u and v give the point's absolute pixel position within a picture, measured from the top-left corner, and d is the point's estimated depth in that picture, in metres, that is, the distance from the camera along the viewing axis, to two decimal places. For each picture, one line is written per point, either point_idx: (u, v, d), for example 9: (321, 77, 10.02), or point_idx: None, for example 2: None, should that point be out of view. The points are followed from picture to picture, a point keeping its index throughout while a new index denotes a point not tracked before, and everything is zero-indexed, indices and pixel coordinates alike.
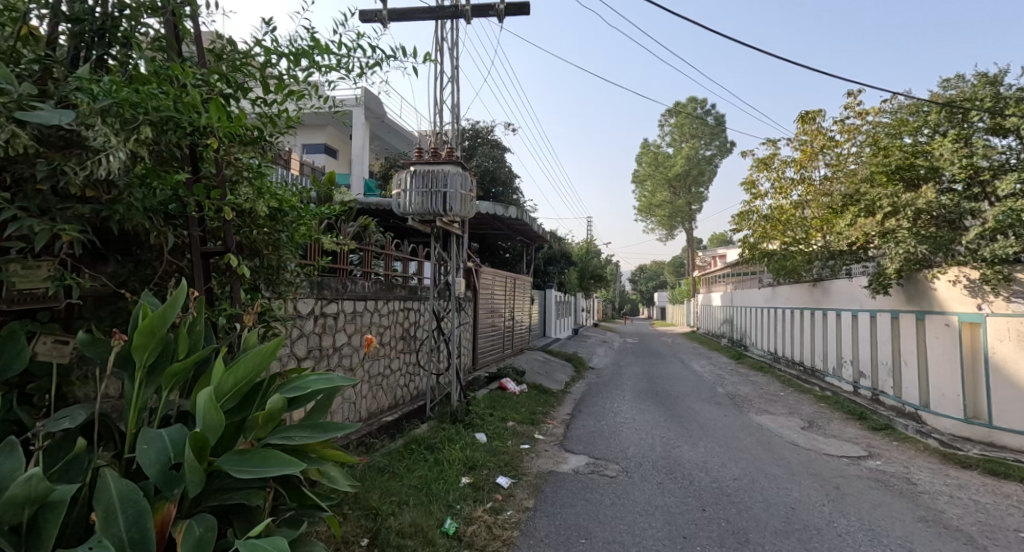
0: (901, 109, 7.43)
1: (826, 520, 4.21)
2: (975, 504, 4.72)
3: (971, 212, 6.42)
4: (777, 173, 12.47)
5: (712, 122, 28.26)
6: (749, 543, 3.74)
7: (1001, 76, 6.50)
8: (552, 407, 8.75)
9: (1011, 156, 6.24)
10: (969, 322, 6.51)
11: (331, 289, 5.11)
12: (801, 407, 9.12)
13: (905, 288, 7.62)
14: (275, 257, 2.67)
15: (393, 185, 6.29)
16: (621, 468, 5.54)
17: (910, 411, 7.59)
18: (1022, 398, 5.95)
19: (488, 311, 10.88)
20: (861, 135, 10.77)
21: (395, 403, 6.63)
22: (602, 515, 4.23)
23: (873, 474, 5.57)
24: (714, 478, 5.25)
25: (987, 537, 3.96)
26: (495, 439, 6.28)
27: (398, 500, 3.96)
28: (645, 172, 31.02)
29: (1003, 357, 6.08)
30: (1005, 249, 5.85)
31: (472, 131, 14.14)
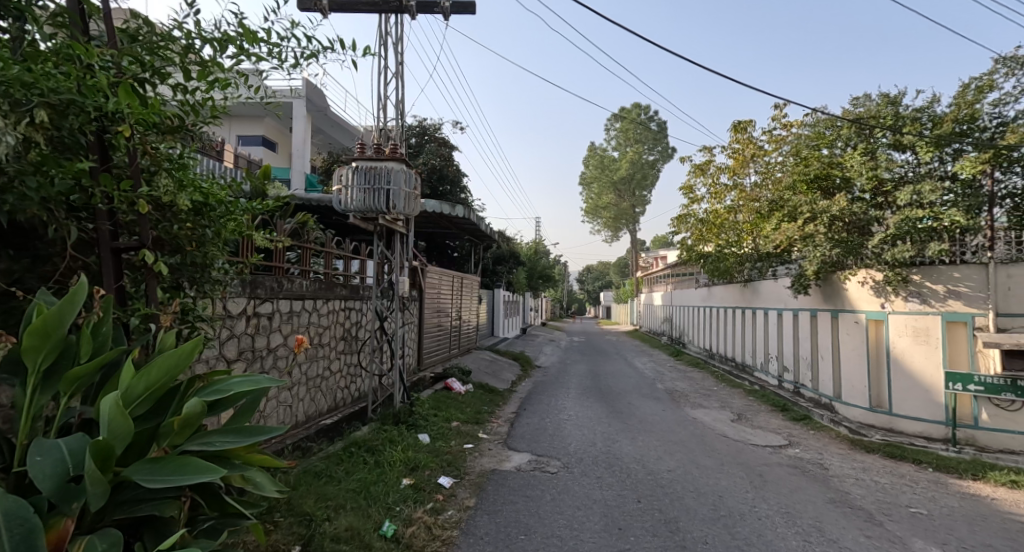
0: (818, 123, 8.03)
1: (749, 505, 4.50)
2: (876, 484, 5.21)
3: (877, 219, 7.04)
4: (712, 179, 13.13)
5: (655, 128, 29.22)
6: (679, 531, 3.93)
7: (901, 96, 7.17)
8: (497, 406, 8.79)
9: (909, 170, 6.91)
10: (874, 319, 7.15)
11: (265, 287, 4.88)
12: (731, 401, 9.66)
13: (822, 288, 8.26)
14: (200, 254, 2.51)
15: (334, 181, 6.10)
16: (562, 464, 5.66)
17: (826, 402, 8.24)
18: (917, 388, 6.63)
19: (434, 311, 10.78)
20: (787, 145, 11.55)
21: (335, 405, 6.43)
22: (542, 511, 4.31)
23: (792, 461, 5.99)
24: (650, 470, 5.47)
25: (884, 514, 4.38)
26: (439, 439, 6.23)
27: (335, 505, 3.84)
28: (592, 174, 31.75)
29: (901, 351, 6.75)
30: (904, 253, 6.47)
31: (419, 128, 13.94)
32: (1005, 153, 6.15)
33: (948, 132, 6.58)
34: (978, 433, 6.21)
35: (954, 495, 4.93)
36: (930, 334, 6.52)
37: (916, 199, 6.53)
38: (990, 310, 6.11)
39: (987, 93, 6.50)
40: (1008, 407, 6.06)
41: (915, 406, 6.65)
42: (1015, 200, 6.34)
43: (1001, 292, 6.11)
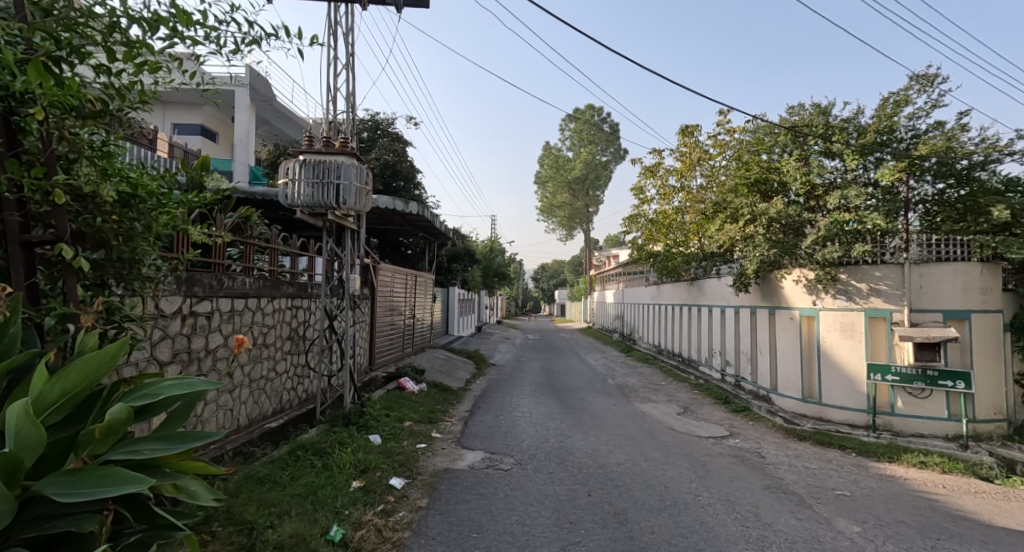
0: (758, 129, 8.46)
1: (692, 494, 4.70)
2: (807, 469, 5.57)
3: (810, 221, 7.51)
4: (661, 180, 13.57)
5: (608, 130, 29.82)
6: (627, 522, 4.05)
7: (831, 107, 7.68)
8: (451, 404, 8.73)
9: (837, 176, 7.42)
10: (807, 315, 7.64)
11: (203, 285, 4.61)
12: (678, 394, 10.05)
13: (761, 286, 8.73)
14: (128, 250, 2.29)
15: (280, 174, 5.85)
16: (515, 461, 5.70)
17: (764, 394, 8.72)
18: (844, 379, 7.14)
19: (387, 309, 10.56)
20: (730, 150, 12.11)
21: (281, 408, 6.18)
22: (495, 508, 4.32)
23: (733, 451, 6.30)
24: (600, 464, 5.60)
25: (813, 497, 4.69)
26: (391, 440, 6.12)
27: (279, 511, 3.69)
28: (547, 173, 32.08)
29: (830, 345, 7.25)
30: (833, 254, 6.94)
31: (371, 122, 13.60)
32: (919, 162, 6.71)
33: (871, 142, 7.11)
34: (894, 419, 6.76)
35: (874, 477, 5.35)
36: (855, 329, 7.03)
37: (844, 204, 7.02)
38: (905, 306, 6.68)
39: (904, 107, 7.08)
40: (919, 395, 6.64)
41: (842, 396, 7.16)
42: (927, 205, 6.95)
43: (914, 290, 6.69)
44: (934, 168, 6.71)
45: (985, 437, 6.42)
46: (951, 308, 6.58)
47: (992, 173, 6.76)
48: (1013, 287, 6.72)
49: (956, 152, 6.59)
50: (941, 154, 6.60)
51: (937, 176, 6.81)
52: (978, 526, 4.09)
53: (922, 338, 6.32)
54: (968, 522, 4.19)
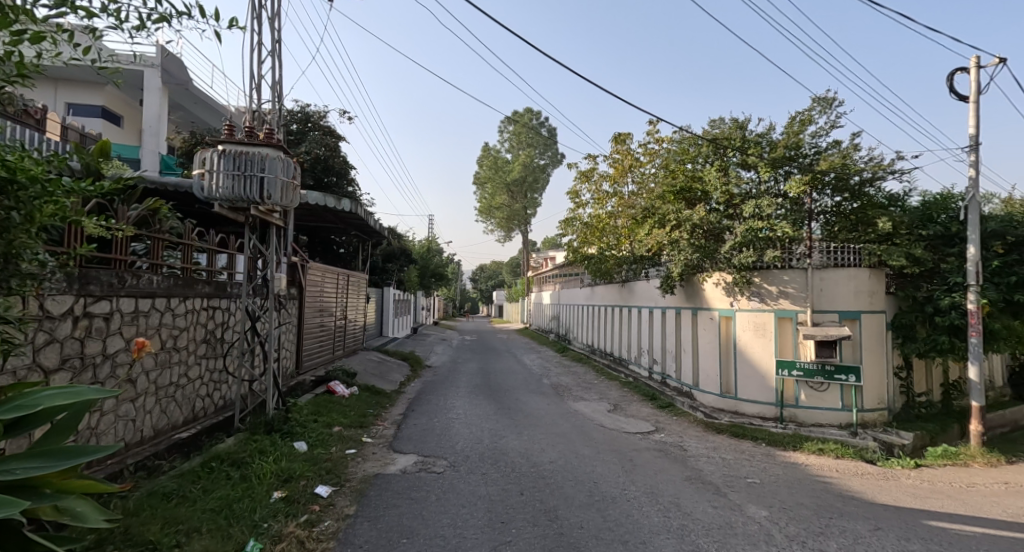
0: (683, 140, 8.95)
1: (620, 488, 4.87)
2: (723, 460, 5.96)
3: (729, 228, 8.04)
4: (596, 185, 14.00)
5: (546, 133, 30.30)
6: (557, 519, 4.11)
7: (747, 122, 8.28)
8: (383, 407, 8.50)
9: (752, 187, 8.00)
10: (725, 316, 8.18)
11: (100, 283, 4.16)
12: (609, 392, 10.41)
13: (685, 288, 9.23)
14: (4, 243, 2.02)
15: (195, 164, 5.39)
16: (448, 463, 5.63)
17: (686, 390, 9.24)
18: (756, 374, 7.71)
19: (316, 310, 10.08)
20: (658, 159, 12.72)
21: (194, 417, 5.70)
22: (426, 512, 4.24)
23: (658, 446, 6.60)
24: (533, 463, 5.67)
25: (728, 486, 5.02)
26: (318, 446, 5.84)
27: (187, 528, 3.40)
28: (486, 174, 32.15)
29: (744, 344, 7.80)
30: (748, 259, 7.47)
31: (301, 113, 12.96)
32: (820, 177, 7.41)
33: (781, 156, 7.76)
34: (798, 411, 7.40)
35: (780, 464, 5.82)
36: (767, 328, 7.62)
37: (758, 212, 7.58)
38: (808, 307, 7.33)
39: (809, 126, 7.78)
40: (819, 388, 7.31)
41: (755, 390, 7.73)
42: (827, 216, 7.68)
43: (816, 293, 7.35)
44: (833, 183, 7.44)
45: (873, 425, 7.18)
46: (846, 309, 7.29)
47: (879, 189, 7.59)
48: (895, 291, 7.58)
49: (851, 169, 7.34)
50: (838, 170, 7.33)
51: (834, 190, 7.56)
52: (864, 504, 4.56)
53: (822, 336, 6.95)
54: (856, 501, 4.66)
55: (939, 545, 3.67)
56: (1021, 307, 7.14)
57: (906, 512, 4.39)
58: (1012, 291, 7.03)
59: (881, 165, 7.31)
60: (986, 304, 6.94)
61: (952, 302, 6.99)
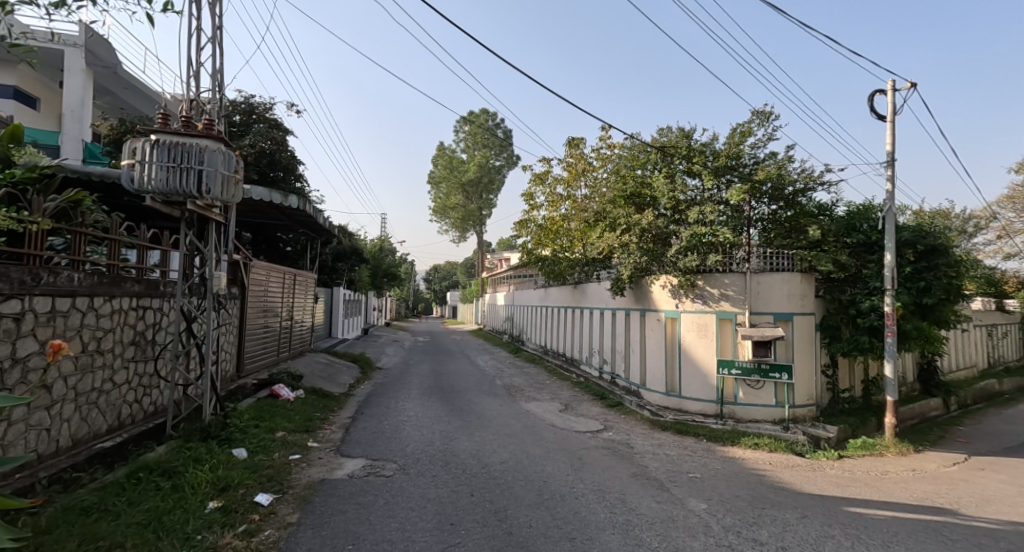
0: (633, 147, 9.23)
1: (568, 487, 4.95)
2: (667, 456, 6.19)
3: (675, 233, 8.36)
4: (550, 188, 14.19)
5: (502, 135, 30.35)
6: (507, 519, 4.12)
7: (693, 132, 8.65)
8: (331, 411, 8.24)
9: (696, 194, 8.34)
10: (670, 317, 8.50)
11: (10, 281, 3.79)
12: (560, 392, 10.56)
13: (634, 290, 9.51)
14: None
15: (124, 153, 5.02)
16: (398, 466, 5.53)
17: (634, 389, 9.52)
18: (699, 373, 8.06)
19: (260, 311, 9.63)
20: (610, 164, 13.05)
21: (120, 425, 5.30)
22: (373, 517, 4.14)
23: (606, 444, 6.77)
24: (484, 464, 5.66)
25: (671, 481, 5.21)
26: (259, 453, 5.57)
27: (109, 544, 3.16)
28: (441, 174, 31.91)
29: (688, 344, 8.15)
30: (692, 262, 7.81)
31: (245, 104, 12.36)
32: (758, 186, 7.87)
33: (723, 165, 8.17)
34: (737, 408, 7.79)
35: (719, 459, 6.11)
36: (708, 329, 7.99)
37: (702, 218, 7.93)
38: (746, 309, 7.73)
39: (748, 138, 8.22)
40: (755, 386, 7.73)
41: (697, 388, 8.08)
42: (764, 223, 8.15)
43: (753, 295, 7.77)
44: (770, 192, 7.91)
45: (803, 419, 7.67)
46: (781, 311, 7.75)
47: (809, 198, 8.13)
48: (823, 294, 8.14)
49: (785, 180, 7.83)
50: (774, 180, 7.80)
51: (771, 199, 8.03)
52: (793, 494, 4.87)
53: (758, 337, 7.36)
54: (787, 491, 4.96)
55: (857, 530, 3.97)
56: (929, 310, 7.86)
57: (830, 500, 4.72)
58: (922, 295, 7.73)
59: (812, 176, 7.84)
60: (900, 307, 7.58)
61: (872, 304, 7.58)
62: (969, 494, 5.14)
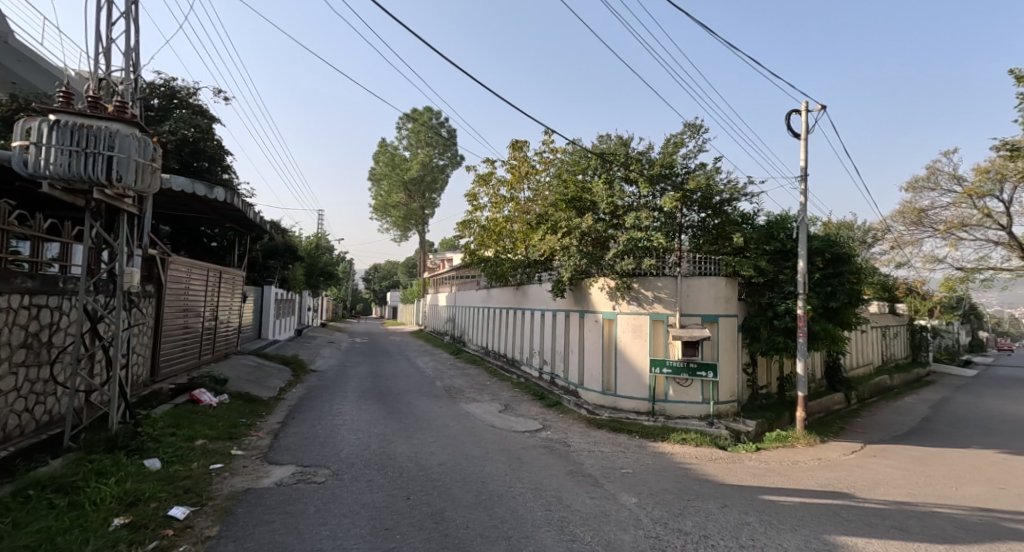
0: (574, 153, 9.46)
1: (506, 486, 4.98)
2: (602, 453, 6.40)
3: (613, 237, 8.65)
4: (493, 189, 14.23)
5: (446, 134, 30.07)
6: (444, 520, 4.08)
7: (630, 140, 9.00)
8: (258, 416, 7.79)
9: (633, 200, 8.69)
10: (607, 318, 8.79)
11: None
12: (500, 393, 10.61)
13: (573, 292, 9.73)
14: None
15: (17, 133, 4.49)
16: (331, 472, 5.32)
17: (573, 388, 9.75)
18: (633, 372, 8.39)
19: (179, 310, 8.94)
20: (553, 168, 13.29)
21: (6, 437, 4.71)
22: (303, 525, 3.95)
23: (544, 443, 6.88)
24: (422, 467, 5.57)
25: (605, 477, 5.39)
26: (175, 463, 5.16)
27: None
28: (382, 171, 31.14)
29: (624, 344, 8.47)
30: (628, 266, 8.13)
31: (165, 88, 11.44)
32: (689, 195, 8.31)
33: (658, 173, 8.55)
34: (667, 405, 8.17)
35: (650, 455, 6.39)
36: (643, 330, 8.33)
37: (638, 223, 8.27)
38: (678, 310, 8.14)
39: (681, 148, 8.66)
40: (684, 384, 8.15)
41: (631, 387, 8.40)
42: (694, 230, 8.61)
43: (683, 298, 8.19)
44: (700, 201, 8.37)
45: (726, 415, 8.18)
46: (708, 313, 8.22)
47: (734, 208, 8.69)
48: (745, 297, 8.73)
49: (713, 190, 8.33)
50: (703, 190, 8.29)
51: (701, 207, 8.50)
52: (715, 485, 5.18)
53: (687, 337, 7.77)
54: (710, 483, 5.27)
55: (770, 516, 4.28)
56: (835, 312, 8.64)
57: (747, 489, 5.07)
58: (829, 299, 8.48)
59: (737, 188, 8.39)
60: (811, 310, 8.27)
61: (787, 307, 8.21)
62: (864, 478, 5.70)
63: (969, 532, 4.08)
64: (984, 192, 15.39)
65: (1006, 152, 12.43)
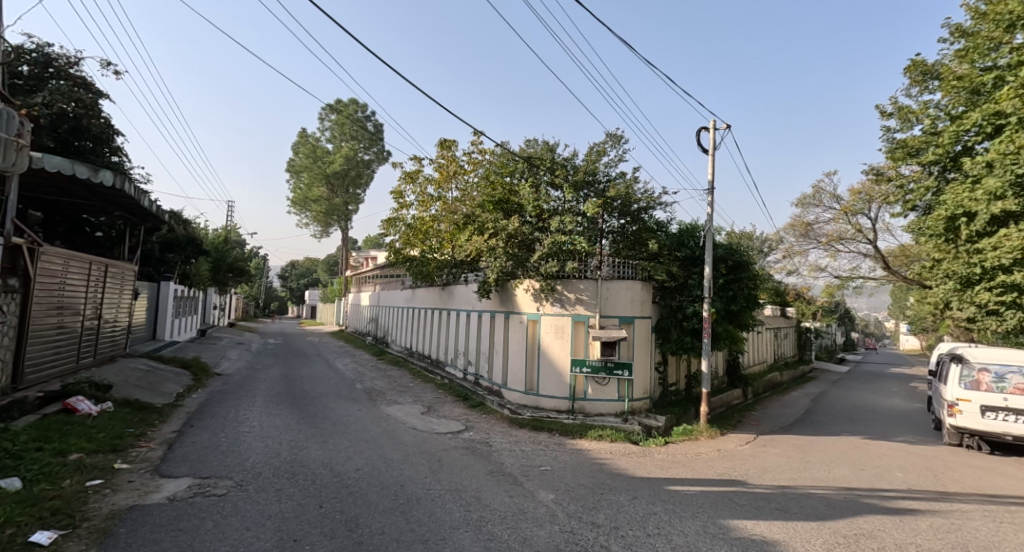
0: (502, 155, 9.55)
1: (425, 489, 4.91)
2: (522, 452, 6.51)
3: (538, 240, 8.84)
4: (420, 188, 13.97)
5: (373, 128, 29.09)
6: (358, 527, 3.93)
7: (556, 146, 9.25)
8: (150, 425, 7.04)
9: (557, 205, 8.93)
10: (531, 319, 8.96)
11: None
12: (423, 395, 10.44)
13: (499, 294, 9.80)
14: None
15: None
16: (233, 483, 4.93)
17: (496, 388, 9.82)
18: (555, 372, 8.63)
19: (52, 307, 7.86)
20: (481, 169, 13.30)
21: None
22: (199, 542, 3.62)
23: (465, 444, 6.86)
24: (336, 473, 5.33)
25: (524, 475, 5.48)
26: (41, 482, 4.51)
27: None
28: (302, 163, 29.51)
29: (547, 345, 8.68)
30: (552, 268, 8.35)
31: (39, 54, 10.01)
32: (610, 202, 8.69)
33: (581, 180, 8.86)
34: (586, 403, 8.47)
35: (568, 452, 6.60)
36: (564, 331, 8.60)
37: (562, 228, 8.53)
38: (597, 312, 8.48)
39: (603, 157, 9.04)
40: (602, 382, 8.49)
41: (552, 386, 8.63)
42: (614, 236, 9.01)
43: (603, 300, 8.55)
44: (619, 208, 8.80)
45: (639, 411, 8.64)
46: (625, 314, 8.63)
47: (650, 216, 9.22)
48: (658, 300, 9.29)
49: (632, 198, 8.78)
50: (622, 198, 8.72)
51: (620, 214, 8.93)
52: (626, 479, 5.46)
53: (605, 337, 8.14)
54: (621, 476, 5.55)
55: (673, 505, 4.59)
56: (735, 315, 9.44)
57: (654, 481, 5.40)
58: (730, 303, 9.26)
59: (653, 197, 8.92)
60: (714, 312, 8.99)
61: (694, 310, 8.84)
62: (755, 466, 6.29)
63: (837, 510, 4.64)
64: (857, 210, 17.59)
65: (874, 175, 14.34)
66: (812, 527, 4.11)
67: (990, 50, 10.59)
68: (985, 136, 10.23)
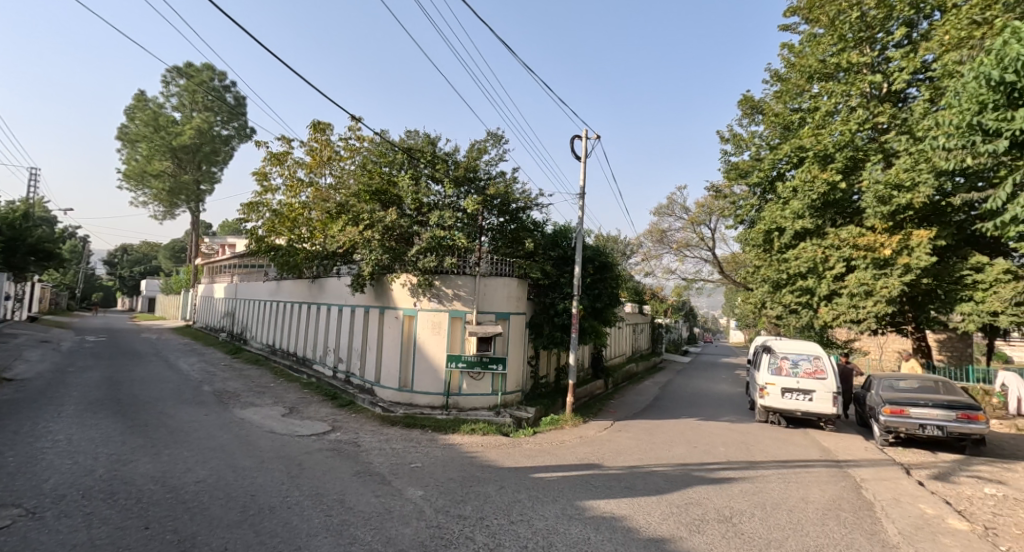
0: (381, 143, 9.18)
1: (280, 497, 4.52)
2: (392, 450, 6.33)
3: (416, 234, 8.66)
4: (289, 171, 12.83)
5: (233, 101, 25.99)
6: (194, 547, 3.48)
7: (438, 140, 9.14)
8: None
9: (438, 199, 8.82)
10: (407, 315, 8.77)
11: None
12: (285, 396, 9.62)
13: (374, 288, 9.42)
14: None
15: None
16: (24, 510, 4.03)
17: (368, 387, 9.42)
18: (430, 367, 8.55)
19: None
20: (358, 157, 12.62)
21: None
22: None
23: (331, 445, 6.46)
24: (171, 488, 4.66)
25: (393, 474, 5.34)
26: None
27: None
28: (138, 131, 25.23)
29: (422, 340, 8.57)
30: (430, 264, 8.23)
31: None
32: (489, 200, 8.84)
33: (462, 176, 8.88)
34: (460, 398, 8.52)
35: (439, 447, 6.58)
36: (441, 326, 8.56)
37: (441, 222, 8.44)
38: (474, 308, 8.58)
39: (484, 155, 9.14)
40: (476, 377, 8.61)
41: (427, 382, 8.55)
42: (493, 233, 9.19)
43: (480, 296, 8.67)
44: (498, 206, 8.99)
45: (512, 404, 8.94)
46: (501, 311, 8.84)
47: (527, 216, 9.56)
48: (532, 297, 9.70)
49: (510, 197, 9.02)
50: (502, 197, 8.93)
51: (499, 212, 9.13)
52: (495, 470, 5.62)
53: (481, 333, 8.28)
54: (490, 468, 5.70)
55: (537, 492, 4.83)
56: (600, 312, 10.23)
57: (521, 470, 5.63)
58: (595, 300, 10.03)
59: (530, 198, 9.26)
60: (581, 309, 9.65)
61: (564, 306, 9.37)
62: (611, 450, 6.90)
63: (673, 483, 5.29)
64: (700, 221, 20.18)
65: (713, 192, 16.57)
66: (653, 500, 4.63)
67: (797, 95, 12.88)
68: (792, 165, 12.43)
